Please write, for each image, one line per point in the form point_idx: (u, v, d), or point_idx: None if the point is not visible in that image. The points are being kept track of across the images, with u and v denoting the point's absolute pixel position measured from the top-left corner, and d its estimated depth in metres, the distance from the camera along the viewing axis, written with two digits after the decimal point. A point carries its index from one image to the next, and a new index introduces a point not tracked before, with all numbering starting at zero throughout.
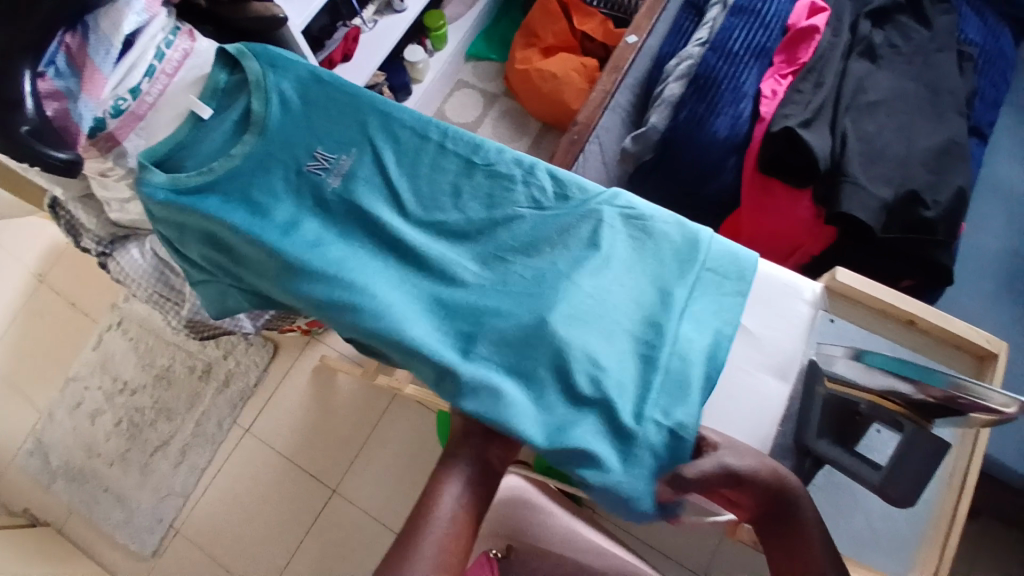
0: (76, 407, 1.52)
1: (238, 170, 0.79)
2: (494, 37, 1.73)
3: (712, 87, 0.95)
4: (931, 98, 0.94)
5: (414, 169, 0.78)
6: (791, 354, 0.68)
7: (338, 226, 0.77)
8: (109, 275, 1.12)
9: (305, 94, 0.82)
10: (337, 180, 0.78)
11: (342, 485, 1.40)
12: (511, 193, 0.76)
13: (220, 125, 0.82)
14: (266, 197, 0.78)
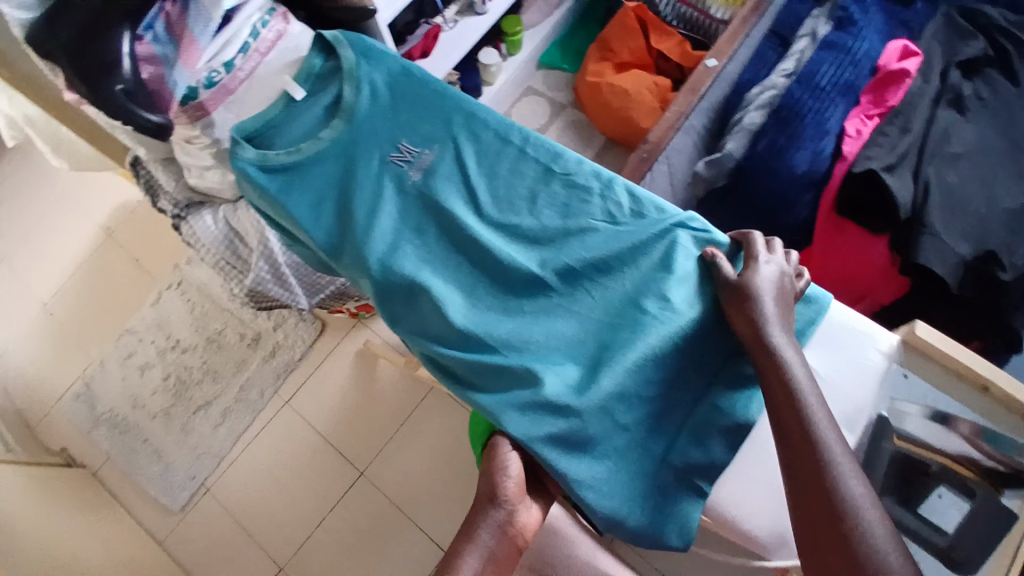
0: (128, 358, 1.58)
1: (326, 156, 0.82)
2: (568, 47, 1.74)
3: (793, 119, 0.93)
4: (1017, 157, 0.92)
5: (494, 171, 0.80)
6: (859, 405, 0.66)
7: (415, 221, 0.79)
8: (181, 236, 1.16)
9: (393, 86, 0.85)
10: (418, 173, 0.80)
11: (370, 468, 1.43)
12: (586, 206, 0.77)
13: (311, 109, 0.85)
14: (349, 184, 0.81)
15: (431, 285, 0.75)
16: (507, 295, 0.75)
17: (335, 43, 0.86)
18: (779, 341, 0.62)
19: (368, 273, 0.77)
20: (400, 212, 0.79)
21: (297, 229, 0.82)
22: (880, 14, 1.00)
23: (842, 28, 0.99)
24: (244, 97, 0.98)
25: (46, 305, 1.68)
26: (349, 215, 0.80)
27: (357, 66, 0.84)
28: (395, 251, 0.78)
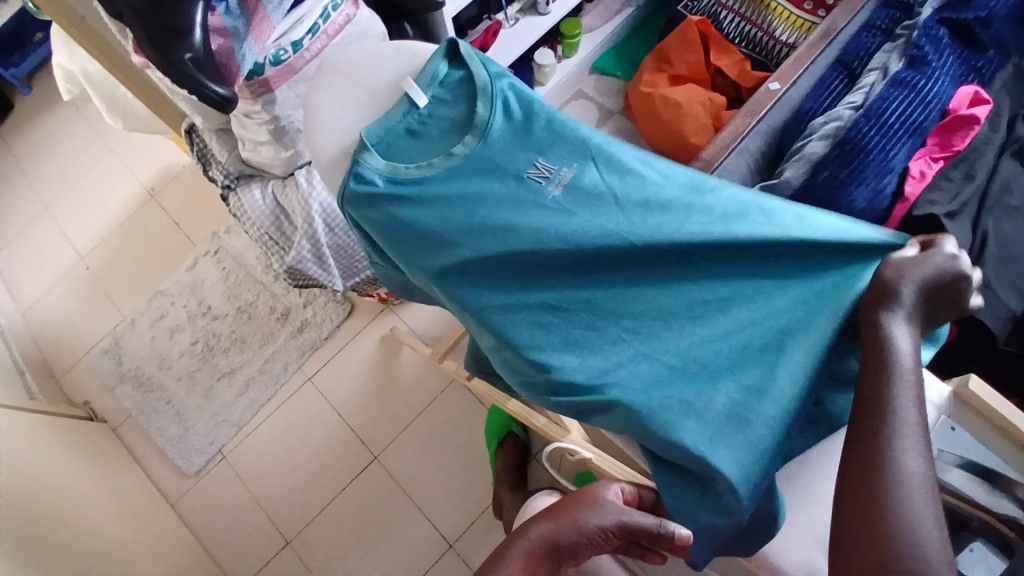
0: (159, 319, 1.61)
1: (451, 171, 0.72)
2: (623, 55, 1.73)
3: (858, 154, 0.91)
4: None
5: (642, 200, 0.68)
6: None
7: (553, 259, 0.66)
8: (228, 208, 1.18)
9: (528, 105, 0.75)
10: (558, 190, 0.69)
11: (384, 454, 1.43)
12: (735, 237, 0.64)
13: (438, 122, 0.75)
14: (476, 207, 0.70)
15: (574, 324, 0.64)
16: (662, 355, 0.61)
17: (468, 58, 0.77)
18: (889, 316, 0.56)
19: (498, 317, 0.65)
20: (537, 243, 0.66)
21: (410, 256, 0.70)
22: (953, 58, 0.99)
23: (915, 67, 0.97)
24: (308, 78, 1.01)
25: (83, 258, 1.72)
26: (478, 243, 0.67)
27: (491, 81, 0.75)
28: (531, 295, 0.66)
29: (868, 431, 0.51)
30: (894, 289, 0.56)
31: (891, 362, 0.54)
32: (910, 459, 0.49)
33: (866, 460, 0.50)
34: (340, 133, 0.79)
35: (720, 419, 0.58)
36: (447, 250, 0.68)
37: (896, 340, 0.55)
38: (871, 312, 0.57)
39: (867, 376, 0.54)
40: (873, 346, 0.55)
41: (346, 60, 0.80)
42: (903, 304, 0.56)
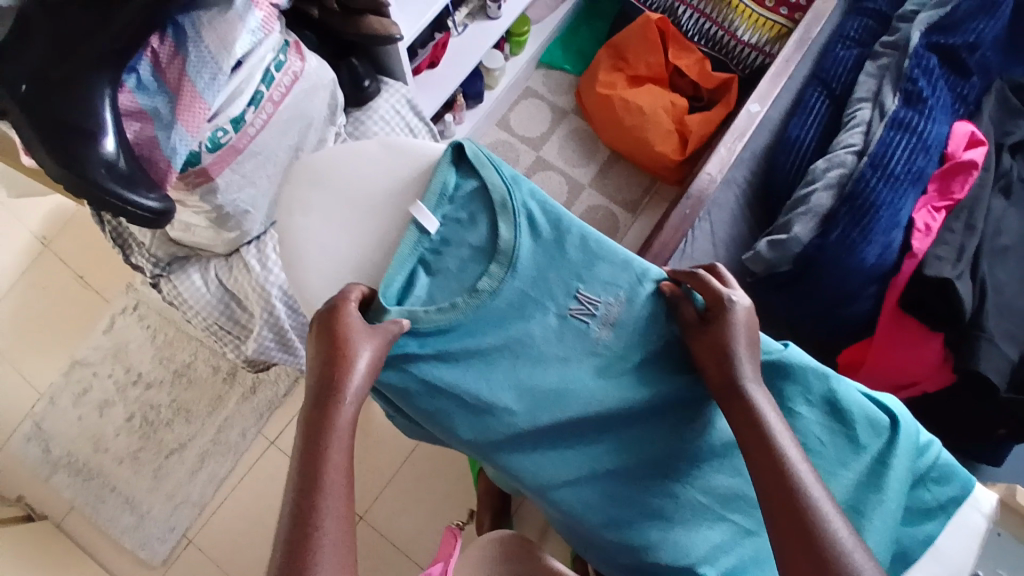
0: (82, 395, 1.41)
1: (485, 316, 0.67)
2: (571, 46, 1.60)
3: (868, 210, 0.88)
4: None
5: None
6: (963, 567, 0.67)
7: (614, 413, 0.66)
8: (160, 296, 1.00)
9: (554, 221, 0.70)
10: (607, 333, 0.67)
11: (370, 513, 1.34)
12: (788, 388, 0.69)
13: (454, 248, 0.69)
14: (523, 361, 0.66)
15: (638, 486, 0.64)
16: (746, 515, 0.64)
17: (477, 160, 0.70)
18: (750, 386, 0.60)
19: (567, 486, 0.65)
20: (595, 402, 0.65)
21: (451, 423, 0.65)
22: (944, 88, 0.97)
23: (911, 103, 0.94)
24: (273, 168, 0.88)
25: None
26: (531, 405, 0.65)
27: (509, 194, 0.69)
28: (596, 458, 0.65)
29: (763, 458, 0.56)
30: (727, 334, 0.62)
31: (751, 403, 0.59)
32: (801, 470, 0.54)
33: (769, 483, 0.54)
34: (325, 264, 0.68)
35: None
36: (499, 417, 0.65)
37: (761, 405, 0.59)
38: (715, 367, 0.62)
39: (733, 413, 0.60)
40: (733, 393, 0.60)
41: (314, 169, 0.70)
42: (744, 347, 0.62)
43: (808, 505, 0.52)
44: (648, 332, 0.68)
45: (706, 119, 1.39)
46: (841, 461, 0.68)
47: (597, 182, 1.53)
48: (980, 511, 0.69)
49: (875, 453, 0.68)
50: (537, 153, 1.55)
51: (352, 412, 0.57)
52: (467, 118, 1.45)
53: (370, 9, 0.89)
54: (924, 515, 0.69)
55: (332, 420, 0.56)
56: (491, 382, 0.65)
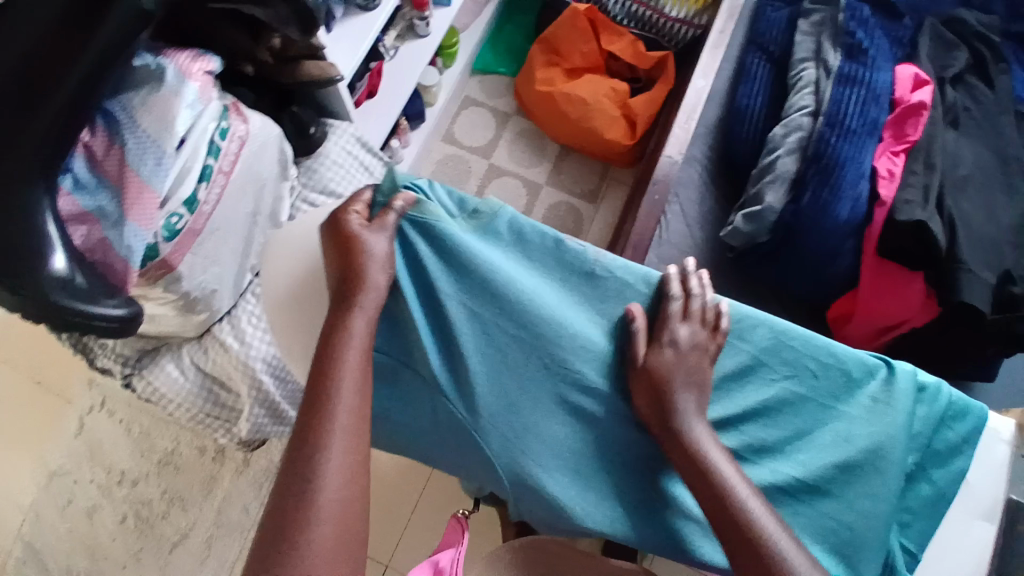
0: (67, 506, 1.33)
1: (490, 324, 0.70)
2: (500, 49, 1.59)
3: (834, 167, 0.91)
4: (1005, 169, 0.96)
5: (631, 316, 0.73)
6: (994, 498, 0.70)
7: (620, 405, 0.70)
8: (136, 394, 0.95)
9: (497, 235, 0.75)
10: (566, 328, 0.72)
11: (395, 558, 1.31)
12: (783, 346, 0.72)
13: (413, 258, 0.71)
14: (529, 362, 0.70)
15: (626, 464, 0.69)
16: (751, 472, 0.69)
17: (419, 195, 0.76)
18: (684, 414, 0.65)
19: (582, 476, 0.68)
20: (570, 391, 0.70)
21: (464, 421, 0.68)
22: (882, 36, 1.02)
23: (853, 56, 0.99)
24: (229, 234, 0.85)
25: None
26: (524, 415, 0.69)
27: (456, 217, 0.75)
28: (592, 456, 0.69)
29: (696, 478, 0.62)
30: (659, 366, 0.67)
31: (688, 434, 0.64)
32: (744, 495, 0.60)
33: (709, 500, 0.61)
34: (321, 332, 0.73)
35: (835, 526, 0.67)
36: (500, 421, 0.68)
37: (697, 431, 0.65)
38: (649, 399, 0.67)
39: (670, 445, 0.65)
40: (670, 426, 0.65)
41: (285, 244, 0.77)
42: (681, 384, 0.66)
43: (755, 530, 0.58)
44: (594, 318, 0.73)
45: (649, 99, 1.39)
46: (839, 401, 0.72)
47: (553, 179, 1.51)
48: (1003, 439, 0.71)
49: (878, 395, 0.71)
50: (488, 161, 1.52)
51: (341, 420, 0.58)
52: (411, 140, 1.42)
53: (305, 55, 0.84)
54: (951, 452, 0.70)
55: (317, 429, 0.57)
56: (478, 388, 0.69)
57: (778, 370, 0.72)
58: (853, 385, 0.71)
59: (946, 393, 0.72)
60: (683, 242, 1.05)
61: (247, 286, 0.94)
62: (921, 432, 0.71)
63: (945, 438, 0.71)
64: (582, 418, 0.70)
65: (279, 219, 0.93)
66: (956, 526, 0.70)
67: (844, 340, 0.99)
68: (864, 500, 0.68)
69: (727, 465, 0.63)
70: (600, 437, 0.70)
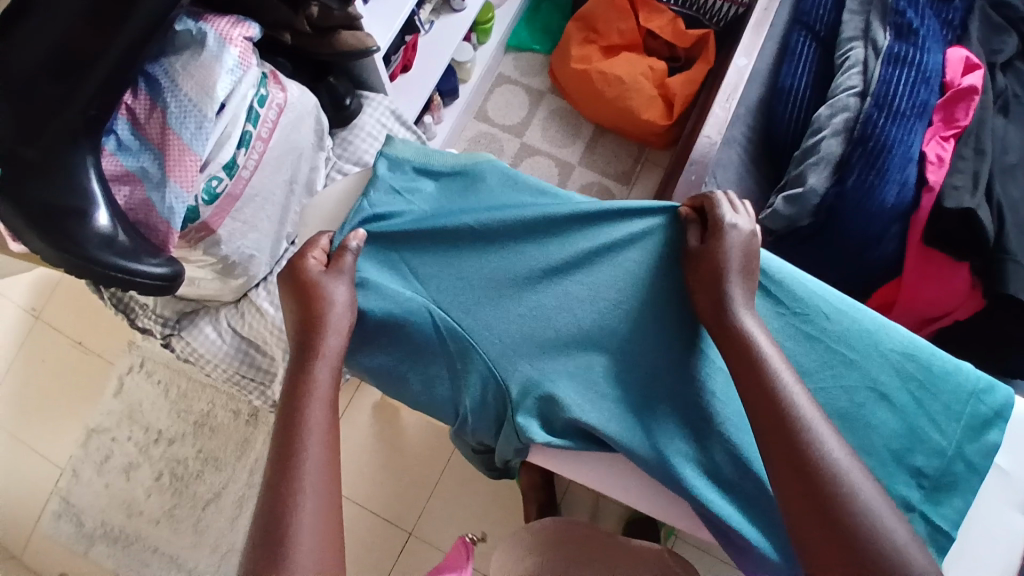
0: (106, 462, 1.37)
1: (497, 264, 0.65)
2: (537, 25, 1.57)
3: (881, 151, 0.87)
4: None
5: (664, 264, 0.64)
6: None
7: (648, 357, 0.61)
8: (175, 354, 0.97)
9: (508, 183, 0.68)
10: (586, 271, 0.64)
11: (418, 528, 1.33)
12: (789, 288, 0.67)
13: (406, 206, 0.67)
14: (539, 289, 0.64)
15: (658, 420, 0.59)
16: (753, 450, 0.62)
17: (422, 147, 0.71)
18: (740, 315, 0.58)
19: (610, 406, 0.60)
20: (586, 338, 0.62)
21: (464, 342, 0.61)
22: (932, 16, 0.98)
23: (902, 36, 0.95)
24: (270, 202, 0.86)
25: None
26: (533, 358, 0.61)
27: (464, 163, 0.69)
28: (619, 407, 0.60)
29: (754, 393, 0.55)
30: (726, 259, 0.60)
31: (739, 327, 0.57)
32: (791, 389, 0.54)
33: (774, 425, 0.53)
34: None
35: None
36: (506, 362, 0.60)
37: (753, 334, 0.57)
38: (705, 285, 0.60)
39: (728, 351, 0.57)
40: (721, 319, 0.58)
41: (321, 212, 0.75)
42: (736, 276, 0.60)
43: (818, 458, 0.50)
44: (621, 264, 0.64)
45: (688, 79, 1.37)
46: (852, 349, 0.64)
47: (586, 159, 1.50)
48: None
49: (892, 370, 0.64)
50: (521, 140, 1.51)
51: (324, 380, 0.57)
52: (445, 116, 1.41)
53: (343, 26, 0.84)
54: (984, 426, 0.62)
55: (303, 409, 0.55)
56: (481, 328, 0.62)
57: (786, 312, 0.66)
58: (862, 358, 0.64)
59: (968, 372, 0.64)
60: None
61: (283, 253, 0.93)
62: (943, 411, 0.63)
63: (968, 407, 0.63)
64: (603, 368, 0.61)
65: (315, 188, 0.93)
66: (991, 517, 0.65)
67: None
68: (863, 454, 0.61)
69: (788, 376, 0.55)
70: (624, 388, 0.61)
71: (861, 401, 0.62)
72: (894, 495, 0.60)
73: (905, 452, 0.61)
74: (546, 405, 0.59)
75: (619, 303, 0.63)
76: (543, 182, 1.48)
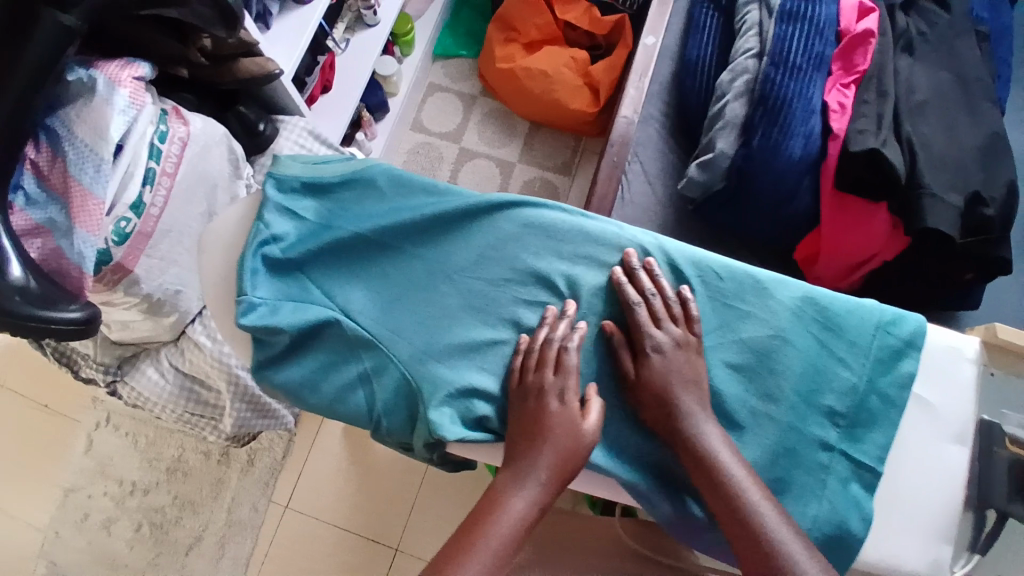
0: (83, 521, 1.35)
1: (402, 273, 0.61)
2: (460, 31, 1.58)
3: (782, 108, 0.89)
4: (966, 88, 0.94)
5: (579, 256, 0.63)
6: (965, 418, 0.65)
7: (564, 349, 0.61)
8: (124, 401, 0.97)
9: (404, 185, 0.64)
10: (498, 271, 0.62)
11: (404, 541, 1.33)
12: (676, 249, 0.65)
13: (298, 222, 0.62)
14: (450, 294, 0.61)
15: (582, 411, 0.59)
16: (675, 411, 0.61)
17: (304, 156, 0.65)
18: (695, 421, 0.56)
19: None
20: (503, 338, 0.60)
21: (376, 355, 0.58)
22: None
23: None
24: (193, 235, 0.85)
25: None
26: (449, 363, 0.58)
27: (355, 171, 0.64)
28: None
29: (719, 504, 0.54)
30: (660, 375, 0.58)
31: (701, 446, 0.56)
32: (767, 513, 0.52)
33: (741, 536, 0.52)
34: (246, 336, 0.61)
35: (769, 449, 0.60)
36: (423, 372, 0.57)
37: (712, 441, 0.56)
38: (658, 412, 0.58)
39: (685, 456, 0.56)
40: (677, 436, 0.57)
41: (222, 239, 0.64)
42: (682, 391, 0.57)
43: (786, 566, 0.50)
44: (532, 259, 0.62)
45: (610, 64, 1.39)
46: (746, 303, 0.64)
47: (525, 156, 1.51)
48: (968, 359, 0.66)
49: (802, 316, 0.63)
50: (459, 145, 1.52)
51: (519, 504, 0.51)
52: (378, 131, 1.42)
53: (241, 53, 0.85)
54: (895, 357, 0.63)
55: (479, 535, 0.50)
56: (394, 340, 0.58)
57: (678, 274, 0.64)
58: (770, 307, 0.63)
59: (877, 308, 0.64)
60: (645, 201, 1.05)
61: None
62: (860, 351, 0.63)
63: (875, 341, 0.63)
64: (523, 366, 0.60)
65: None
66: (921, 450, 0.64)
67: (815, 279, 0.98)
68: (773, 404, 0.61)
69: (746, 478, 0.54)
70: None
71: (772, 350, 0.62)
72: (809, 438, 0.61)
73: (815, 395, 0.62)
74: (469, 401, 0.57)
75: (534, 301, 0.61)
76: (486, 182, 1.49)
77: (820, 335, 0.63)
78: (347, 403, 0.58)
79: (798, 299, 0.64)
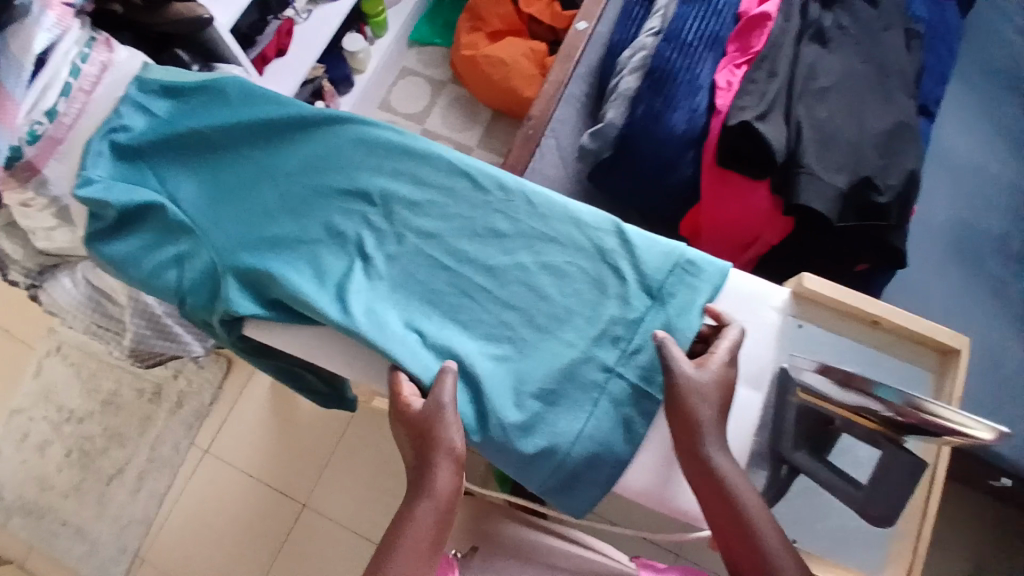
0: (23, 440, 1.44)
1: (233, 173, 0.74)
2: (437, 20, 1.66)
3: (667, 80, 0.94)
4: (882, 80, 0.94)
5: (390, 170, 0.73)
6: (763, 363, 0.70)
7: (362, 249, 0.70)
8: (43, 306, 1.06)
9: (247, 100, 0.76)
10: (314, 177, 0.73)
11: (313, 498, 1.36)
12: (494, 172, 0.72)
13: (152, 123, 0.76)
14: (268, 193, 0.73)
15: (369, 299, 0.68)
16: (469, 313, 0.68)
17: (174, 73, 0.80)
18: (710, 442, 0.59)
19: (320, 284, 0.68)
20: (304, 232, 0.71)
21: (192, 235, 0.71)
22: None
23: None
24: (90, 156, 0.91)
25: None
26: (251, 246, 0.70)
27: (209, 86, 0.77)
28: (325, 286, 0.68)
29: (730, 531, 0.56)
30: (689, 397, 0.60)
31: (714, 469, 0.58)
32: (775, 547, 0.54)
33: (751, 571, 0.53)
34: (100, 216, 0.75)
35: (547, 355, 0.66)
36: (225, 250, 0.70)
37: (725, 467, 0.58)
38: (683, 431, 0.60)
39: (699, 481, 0.59)
40: (693, 453, 0.59)
41: None
42: (708, 407, 0.60)
43: None
44: (345, 169, 0.73)
45: None
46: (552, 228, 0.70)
47: (483, 142, 1.57)
48: (773, 308, 0.72)
49: (600, 244, 0.69)
50: (422, 126, 1.59)
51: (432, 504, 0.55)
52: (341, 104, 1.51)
53: None
54: (675, 285, 0.68)
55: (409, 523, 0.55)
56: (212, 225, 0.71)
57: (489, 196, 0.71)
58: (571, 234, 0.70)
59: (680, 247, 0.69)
60: (553, 172, 1.10)
61: None
62: (638, 278, 0.68)
63: (672, 276, 0.68)
64: (317, 256, 0.70)
65: None
66: None
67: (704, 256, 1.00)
68: (559, 321, 0.67)
69: (754, 505, 0.56)
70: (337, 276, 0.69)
71: (566, 270, 0.69)
72: (589, 357, 0.66)
73: (596, 314, 0.67)
74: (258, 283, 0.69)
75: (341, 204, 0.72)
76: None
77: (615, 262, 0.69)
78: (163, 270, 0.71)
79: (601, 232, 0.70)
